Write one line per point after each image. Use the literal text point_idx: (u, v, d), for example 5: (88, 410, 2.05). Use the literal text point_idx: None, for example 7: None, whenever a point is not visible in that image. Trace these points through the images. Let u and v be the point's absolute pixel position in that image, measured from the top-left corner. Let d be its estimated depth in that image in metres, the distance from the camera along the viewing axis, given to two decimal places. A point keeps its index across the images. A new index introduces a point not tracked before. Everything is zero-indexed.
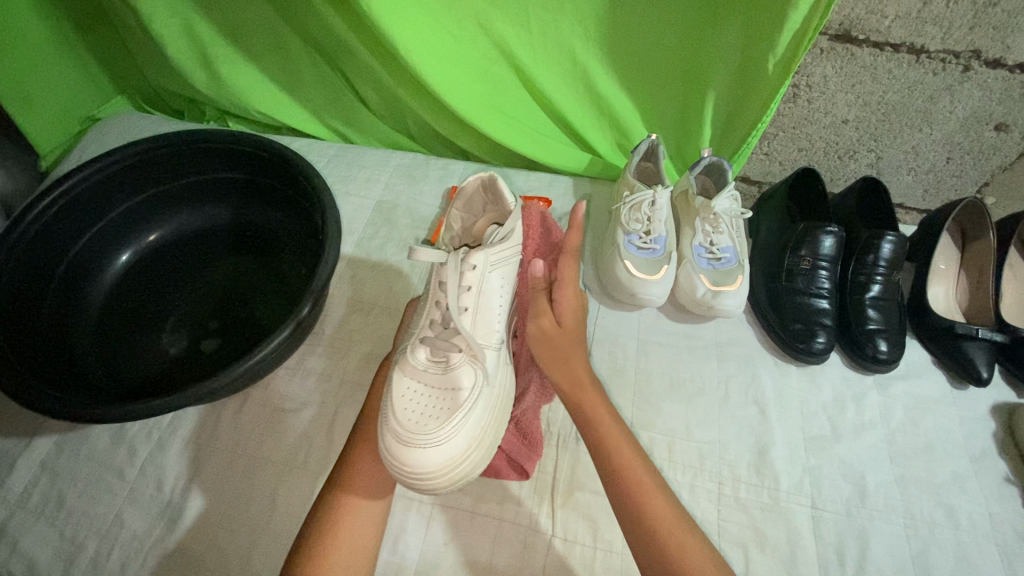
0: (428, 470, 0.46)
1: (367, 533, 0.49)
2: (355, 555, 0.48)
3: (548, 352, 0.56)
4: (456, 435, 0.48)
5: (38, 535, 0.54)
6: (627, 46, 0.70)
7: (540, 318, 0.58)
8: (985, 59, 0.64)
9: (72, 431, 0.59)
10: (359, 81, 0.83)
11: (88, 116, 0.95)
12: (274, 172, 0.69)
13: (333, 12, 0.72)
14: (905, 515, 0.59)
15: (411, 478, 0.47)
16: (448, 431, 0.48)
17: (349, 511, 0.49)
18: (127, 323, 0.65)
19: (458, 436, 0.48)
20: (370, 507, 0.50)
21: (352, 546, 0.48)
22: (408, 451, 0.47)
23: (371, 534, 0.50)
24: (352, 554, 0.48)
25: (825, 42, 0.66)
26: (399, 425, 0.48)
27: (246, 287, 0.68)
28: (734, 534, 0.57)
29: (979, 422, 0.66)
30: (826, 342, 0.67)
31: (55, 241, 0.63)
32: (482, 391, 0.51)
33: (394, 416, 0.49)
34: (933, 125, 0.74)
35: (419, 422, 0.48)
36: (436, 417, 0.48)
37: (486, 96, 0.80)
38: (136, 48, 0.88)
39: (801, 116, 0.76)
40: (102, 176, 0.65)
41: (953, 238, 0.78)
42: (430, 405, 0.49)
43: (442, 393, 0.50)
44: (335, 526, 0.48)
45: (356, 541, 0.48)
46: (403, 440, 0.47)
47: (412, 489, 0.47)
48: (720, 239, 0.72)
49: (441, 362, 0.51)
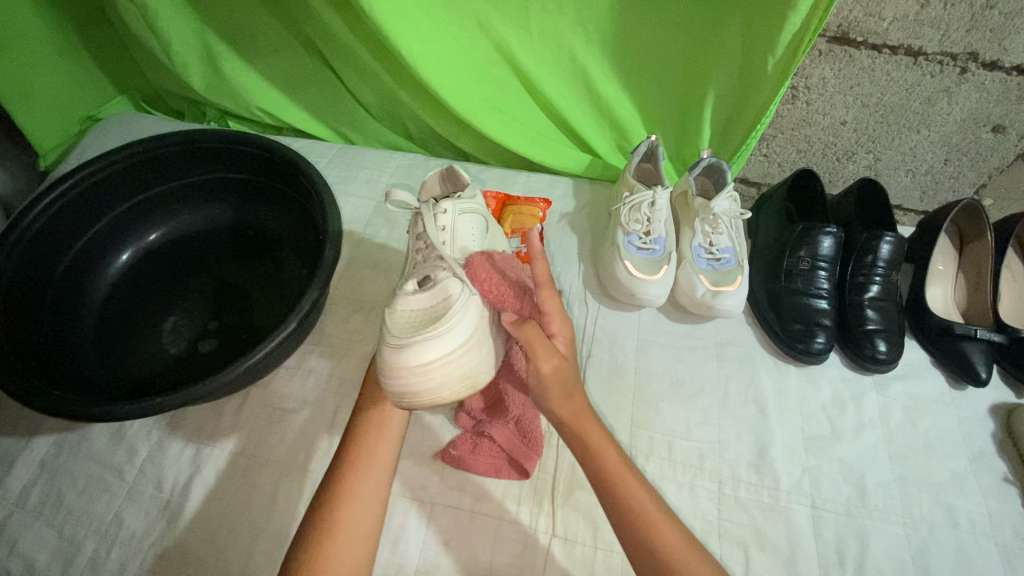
0: (427, 359, 0.46)
1: (369, 523, 0.48)
2: (354, 546, 0.46)
3: (561, 387, 0.50)
4: (455, 324, 0.48)
5: (37, 535, 0.54)
6: (627, 47, 0.71)
7: (547, 356, 0.49)
8: (982, 61, 0.65)
9: (71, 431, 0.59)
10: (359, 82, 0.83)
11: (88, 116, 0.95)
12: (275, 172, 0.69)
13: (334, 13, 0.72)
14: (905, 515, 0.59)
15: (409, 368, 0.46)
16: (446, 320, 0.48)
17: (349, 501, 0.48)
18: (128, 321, 0.65)
19: (456, 329, 0.48)
20: (371, 497, 0.49)
21: (353, 536, 0.47)
22: (401, 354, 0.46)
23: (372, 524, 0.48)
24: (354, 544, 0.46)
25: (824, 44, 0.67)
26: (389, 337, 0.48)
27: (246, 287, 0.68)
28: (734, 534, 0.57)
29: (978, 422, 0.66)
30: (825, 342, 0.68)
31: (55, 240, 0.63)
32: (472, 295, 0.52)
33: (388, 331, 0.48)
34: (930, 127, 0.74)
35: (414, 329, 0.48)
36: (429, 321, 0.49)
37: (486, 97, 0.80)
38: (137, 48, 0.88)
39: (800, 118, 0.76)
40: (102, 175, 0.65)
41: (950, 239, 0.78)
42: (421, 309, 0.50)
43: (433, 304, 0.50)
44: (336, 517, 0.47)
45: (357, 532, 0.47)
46: (394, 343, 0.47)
47: (412, 384, 0.46)
48: (720, 239, 0.72)
49: (425, 283, 0.52)
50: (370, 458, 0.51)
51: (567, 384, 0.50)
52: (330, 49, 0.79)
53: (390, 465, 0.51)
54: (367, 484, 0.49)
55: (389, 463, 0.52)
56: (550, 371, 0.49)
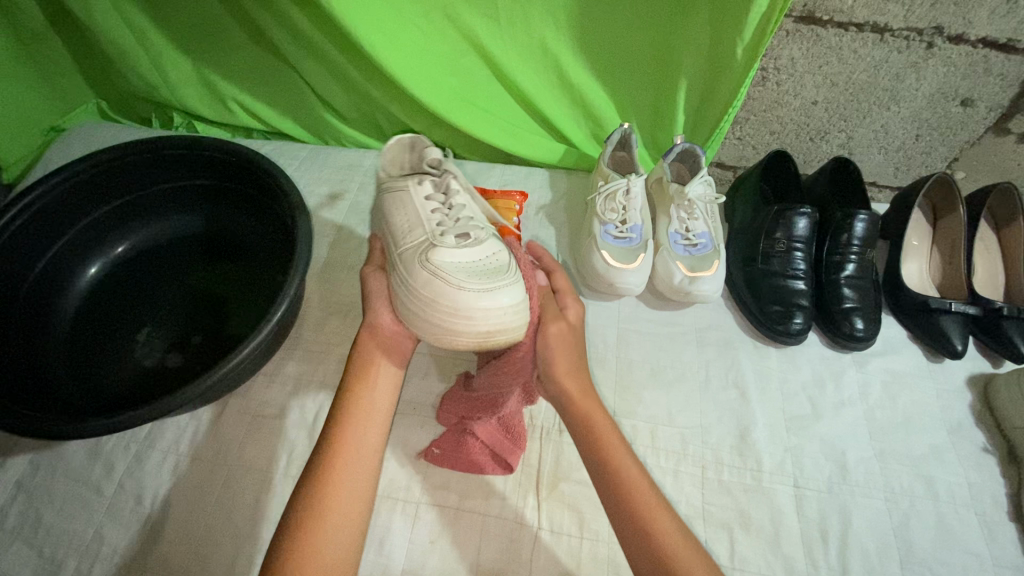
0: (466, 300, 0.48)
1: (356, 518, 0.44)
2: (341, 534, 0.43)
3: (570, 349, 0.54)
4: (499, 282, 0.49)
5: (16, 555, 0.53)
6: (595, 34, 0.70)
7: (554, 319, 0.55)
8: (947, 35, 0.65)
9: (46, 450, 0.58)
10: (327, 80, 0.82)
11: (52, 126, 0.93)
12: (241, 177, 0.68)
13: (298, 10, 0.71)
14: (885, 489, 0.60)
15: (474, 308, 0.48)
16: (497, 280, 0.49)
17: (337, 489, 0.45)
18: (98, 336, 0.64)
19: (500, 284, 0.49)
20: (357, 491, 0.46)
21: (340, 531, 0.43)
22: (485, 302, 0.48)
23: (360, 512, 0.45)
24: (342, 535, 0.43)
25: (791, 24, 0.67)
26: (465, 287, 0.48)
27: (220, 294, 0.67)
28: (718, 516, 0.58)
29: (955, 394, 0.67)
30: (803, 322, 0.68)
31: (17, 257, 0.61)
32: (487, 247, 0.52)
33: (444, 284, 0.49)
34: (900, 103, 0.74)
35: (469, 272, 0.50)
36: (487, 275, 0.50)
37: (456, 91, 0.79)
38: (98, 53, 0.86)
39: (771, 99, 0.76)
40: (65, 188, 0.63)
41: (924, 215, 0.79)
42: (474, 262, 0.51)
43: (483, 263, 0.51)
44: (323, 506, 0.44)
45: (343, 520, 0.44)
46: (475, 291, 0.48)
47: (511, 331, 0.50)
48: (696, 225, 0.72)
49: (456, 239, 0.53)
50: (357, 448, 0.48)
51: (572, 355, 0.54)
52: (295, 49, 0.78)
53: (378, 450, 0.49)
54: (354, 474, 0.46)
55: (376, 451, 0.49)
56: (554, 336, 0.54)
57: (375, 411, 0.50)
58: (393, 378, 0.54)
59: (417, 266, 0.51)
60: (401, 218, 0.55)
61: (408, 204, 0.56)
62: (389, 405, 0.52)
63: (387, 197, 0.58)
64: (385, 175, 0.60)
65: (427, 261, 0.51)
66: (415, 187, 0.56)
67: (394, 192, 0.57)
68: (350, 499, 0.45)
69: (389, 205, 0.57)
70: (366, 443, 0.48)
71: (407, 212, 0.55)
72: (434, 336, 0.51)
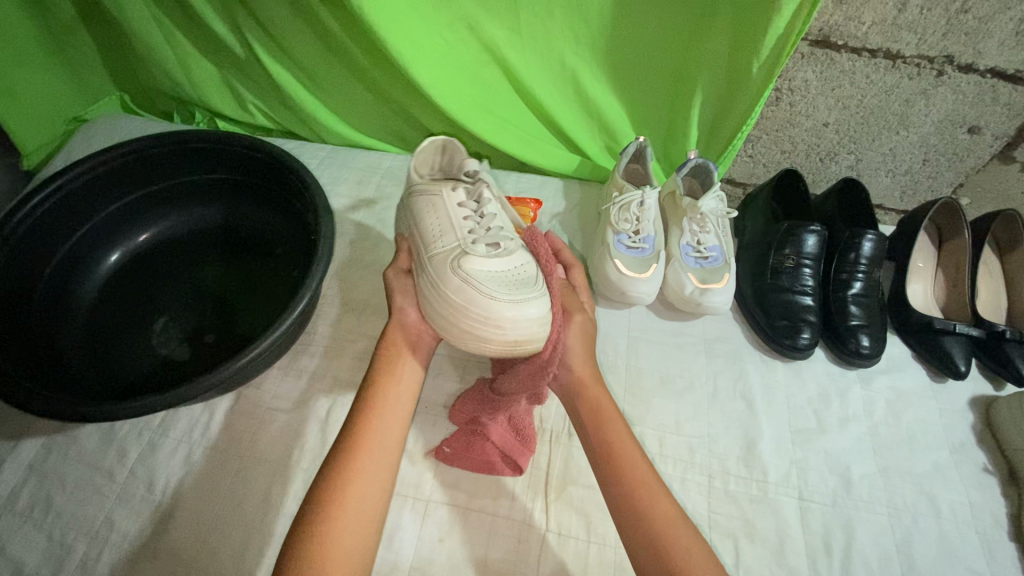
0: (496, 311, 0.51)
1: (369, 518, 0.45)
2: (361, 521, 0.44)
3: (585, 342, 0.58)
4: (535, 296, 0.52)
5: (25, 538, 0.53)
6: (615, 49, 0.72)
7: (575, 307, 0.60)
8: (958, 64, 0.67)
9: (59, 434, 0.59)
10: (350, 81, 0.84)
11: (74, 116, 0.94)
12: (265, 173, 0.69)
13: (327, 14, 0.72)
14: (889, 504, 0.61)
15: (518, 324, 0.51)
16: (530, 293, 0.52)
17: (353, 486, 0.45)
18: (116, 323, 0.64)
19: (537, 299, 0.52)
20: (376, 483, 0.47)
21: (354, 528, 0.44)
22: (517, 313, 0.51)
23: (380, 500, 0.47)
24: (361, 521, 0.44)
25: (806, 47, 0.69)
26: (495, 297, 0.51)
27: (238, 287, 0.68)
28: (724, 525, 0.58)
29: (958, 414, 0.68)
30: (810, 337, 0.69)
31: (42, 240, 0.62)
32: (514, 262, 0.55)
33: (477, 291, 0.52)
34: (909, 128, 0.76)
35: (502, 283, 0.53)
36: (517, 286, 0.53)
37: (476, 99, 0.81)
38: (124, 47, 0.88)
39: (784, 119, 0.78)
40: (93, 175, 0.64)
41: (930, 237, 0.81)
42: (505, 272, 0.54)
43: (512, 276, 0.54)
44: (343, 492, 0.45)
45: (363, 507, 0.45)
46: (504, 302, 0.51)
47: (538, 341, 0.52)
48: (707, 238, 0.74)
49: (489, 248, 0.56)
50: (374, 447, 0.48)
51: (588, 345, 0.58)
52: (321, 51, 0.80)
53: (399, 441, 0.50)
54: (374, 466, 0.47)
55: (397, 442, 0.50)
56: (580, 329, 0.58)
57: (394, 412, 0.51)
58: (413, 374, 0.55)
59: (450, 272, 0.53)
60: (433, 221, 0.58)
61: (438, 209, 0.58)
62: (406, 407, 0.52)
63: (415, 201, 0.61)
64: (417, 180, 0.62)
65: (459, 268, 0.53)
66: (449, 194, 0.59)
67: (427, 193, 0.59)
68: (365, 498, 0.46)
69: (419, 205, 0.60)
70: (387, 435, 0.50)
71: (439, 216, 0.58)
72: (461, 340, 0.54)
